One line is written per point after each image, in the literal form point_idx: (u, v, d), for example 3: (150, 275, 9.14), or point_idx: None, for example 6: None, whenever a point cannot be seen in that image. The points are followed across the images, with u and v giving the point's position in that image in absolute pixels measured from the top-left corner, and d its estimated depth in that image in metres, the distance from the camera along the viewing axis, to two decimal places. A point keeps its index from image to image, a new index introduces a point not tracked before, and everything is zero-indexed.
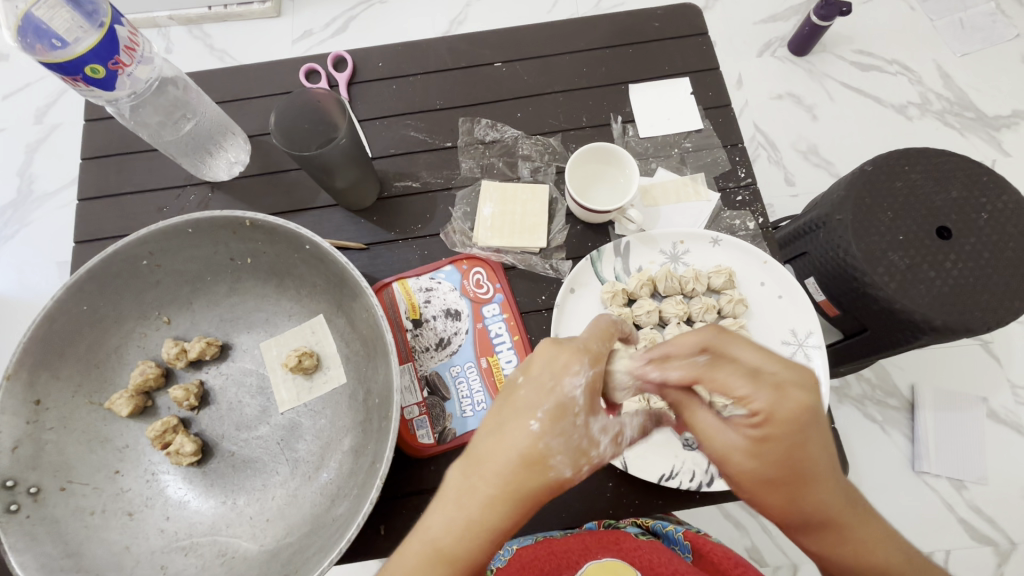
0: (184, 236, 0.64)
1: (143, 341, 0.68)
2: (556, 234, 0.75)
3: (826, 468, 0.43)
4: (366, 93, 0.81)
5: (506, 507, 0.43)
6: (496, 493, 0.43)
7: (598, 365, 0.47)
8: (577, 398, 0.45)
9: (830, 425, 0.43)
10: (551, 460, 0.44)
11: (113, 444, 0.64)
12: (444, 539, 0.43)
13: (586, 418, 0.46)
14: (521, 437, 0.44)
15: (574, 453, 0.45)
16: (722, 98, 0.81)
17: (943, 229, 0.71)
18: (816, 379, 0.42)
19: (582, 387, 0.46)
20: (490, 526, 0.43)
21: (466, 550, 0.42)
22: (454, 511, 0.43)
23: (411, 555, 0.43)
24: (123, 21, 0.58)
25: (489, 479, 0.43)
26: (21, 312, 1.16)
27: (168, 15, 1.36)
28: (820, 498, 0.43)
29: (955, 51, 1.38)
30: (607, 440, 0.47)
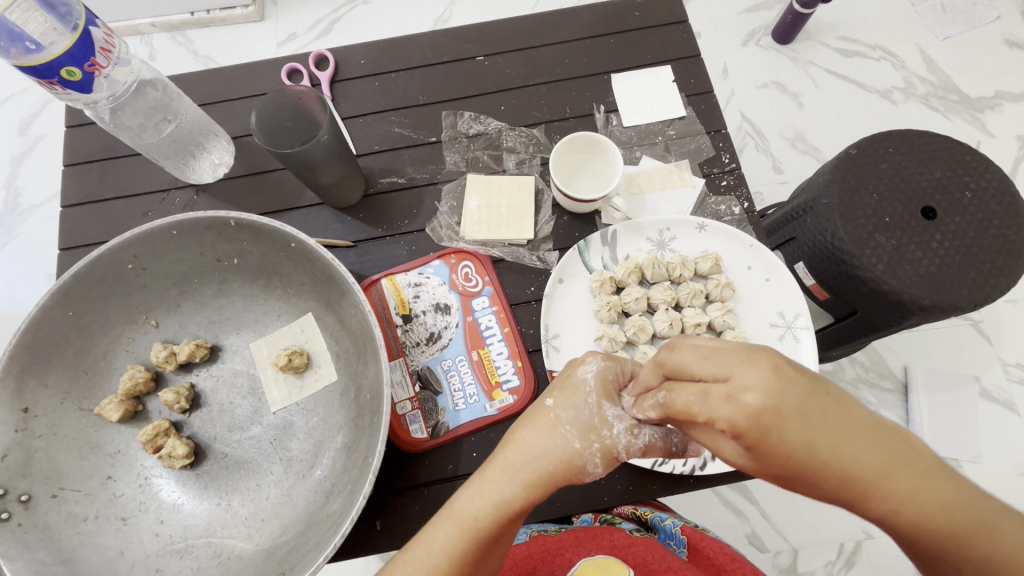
0: (169, 238, 0.64)
1: (131, 346, 0.68)
2: (543, 225, 0.75)
3: (831, 446, 0.39)
4: (348, 91, 0.81)
5: (517, 477, 0.48)
6: (510, 462, 0.49)
7: (611, 361, 0.53)
8: (586, 380, 0.51)
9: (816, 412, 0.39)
10: (559, 434, 0.49)
11: (104, 450, 0.64)
12: (464, 502, 0.49)
13: (598, 397, 0.50)
14: (538, 416, 0.51)
15: (582, 426, 0.49)
16: (703, 85, 0.81)
17: (929, 209, 0.71)
18: (773, 373, 0.38)
19: (594, 372, 0.51)
20: (497, 489, 0.48)
21: (475, 509, 0.48)
22: (476, 479, 0.50)
23: (438, 517, 0.50)
24: (97, 23, 0.58)
25: (507, 451, 0.50)
26: (13, 326, 1.16)
27: (151, 22, 1.35)
28: (844, 474, 0.39)
29: (937, 34, 1.39)
30: (623, 427, 0.49)
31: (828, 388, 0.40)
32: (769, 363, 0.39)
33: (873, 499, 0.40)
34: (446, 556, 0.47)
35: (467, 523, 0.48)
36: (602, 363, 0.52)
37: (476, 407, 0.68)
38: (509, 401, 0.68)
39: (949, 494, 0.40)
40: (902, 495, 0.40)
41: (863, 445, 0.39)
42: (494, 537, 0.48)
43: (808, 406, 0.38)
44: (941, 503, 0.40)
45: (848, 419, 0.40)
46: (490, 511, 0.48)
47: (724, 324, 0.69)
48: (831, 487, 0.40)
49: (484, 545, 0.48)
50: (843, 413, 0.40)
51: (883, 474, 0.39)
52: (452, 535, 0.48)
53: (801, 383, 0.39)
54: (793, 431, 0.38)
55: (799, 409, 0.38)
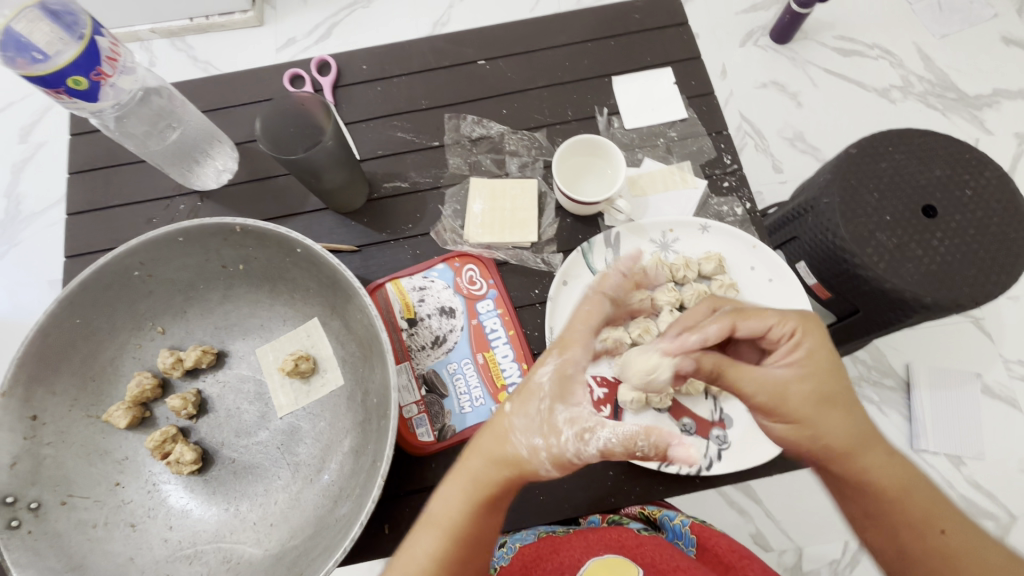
0: (175, 245, 0.64)
1: (138, 353, 0.68)
2: (546, 228, 0.76)
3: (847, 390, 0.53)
4: (351, 96, 0.82)
5: (481, 480, 0.50)
6: (475, 467, 0.50)
7: (569, 357, 0.53)
8: (540, 383, 0.52)
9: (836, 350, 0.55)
10: (513, 442, 0.50)
11: (113, 456, 0.64)
12: (439, 505, 0.50)
13: (551, 402, 0.51)
14: (496, 422, 0.52)
15: (534, 436, 0.50)
16: (704, 87, 0.81)
17: (929, 208, 0.72)
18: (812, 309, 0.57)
19: (550, 375, 0.52)
20: (459, 495, 0.50)
21: (447, 512, 0.50)
22: (448, 481, 0.51)
23: (418, 525, 0.51)
24: (104, 33, 0.58)
25: (471, 457, 0.51)
26: (16, 333, 1.16)
27: (151, 28, 1.35)
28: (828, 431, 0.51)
29: (935, 33, 1.39)
30: (573, 432, 0.49)
31: None
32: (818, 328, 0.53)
33: (847, 460, 0.51)
34: (430, 559, 0.48)
35: (443, 523, 0.49)
36: (559, 360, 0.53)
37: (482, 409, 0.68)
38: None
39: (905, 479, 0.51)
40: (864, 464, 0.51)
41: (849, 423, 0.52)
42: (472, 535, 0.49)
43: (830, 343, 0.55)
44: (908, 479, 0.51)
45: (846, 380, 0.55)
46: (462, 512, 0.49)
47: None
48: (828, 437, 0.51)
49: (462, 548, 0.48)
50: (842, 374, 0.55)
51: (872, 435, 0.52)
52: (432, 538, 0.49)
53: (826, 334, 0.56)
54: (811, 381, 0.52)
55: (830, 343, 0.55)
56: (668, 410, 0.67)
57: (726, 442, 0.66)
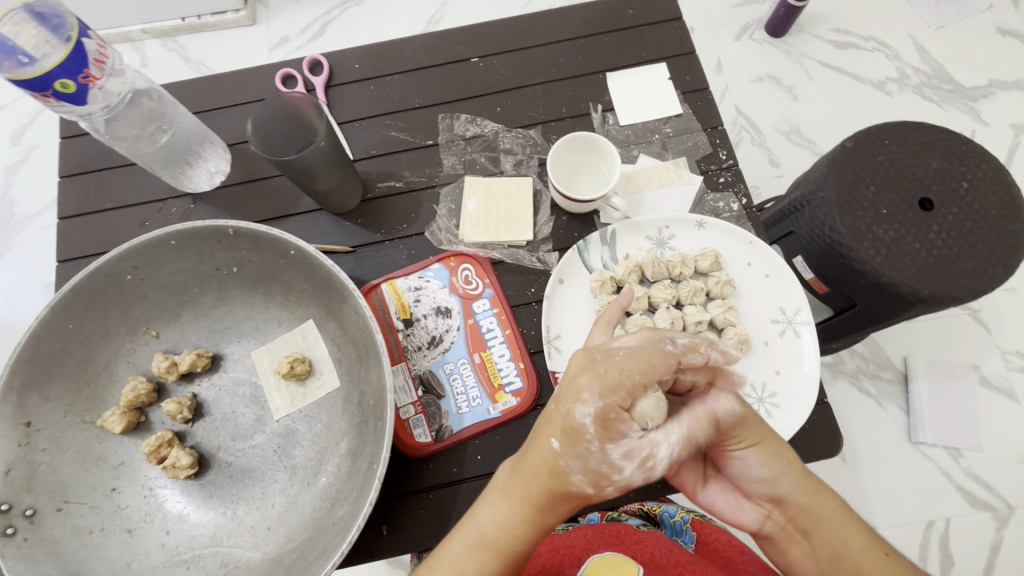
0: (168, 248, 0.64)
1: (132, 357, 0.67)
2: (542, 226, 0.75)
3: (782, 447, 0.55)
4: (343, 96, 0.81)
5: (542, 508, 0.51)
6: (534, 495, 0.51)
7: (612, 393, 0.48)
8: (587, 426, 0.48)
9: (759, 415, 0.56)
10: (575, 477, 0.49)
11: (108, 462, 0.64)
12: (489, 523, 0.52)
13: (601, 445, 0.48)
14: (545, 456, 0.50)
15: (592, 475, 0.49)
16: (699, 82, 0.81)
17: (925, 201, 0.71)
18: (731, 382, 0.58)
19: (590, 413, 0.48)
20: (515, 525, 0.51)
21: (504, 536, 0.51)
22: (502, 500, 0.52)
23: (461, 536, 0.52)
24: (90, 35, 0.57)
25: (523, 483, 0.51)
26: (12, 338, 1.15)
27: (142, 28, 1.34)
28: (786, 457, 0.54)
29: (930, 24, 1.39)
30: (634, 466, 0.49)
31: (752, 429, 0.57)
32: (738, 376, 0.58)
33: (808, 487, 0.53)
34: None
35: (498, 546, 0.51)
36: (601, 403, 0.48)
37: (480, 410, 0.68)
38: (513, 403, 0.68)
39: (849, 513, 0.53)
40: (819, 493, 0.53)
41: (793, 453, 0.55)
42: (520, 555, 0.51)
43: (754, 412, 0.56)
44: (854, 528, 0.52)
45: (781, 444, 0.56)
46: (520, 538, 0.51)
47: (725, 322, 0.69)
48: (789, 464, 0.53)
49: (510, 566, 0.51)
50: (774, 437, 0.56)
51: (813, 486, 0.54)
52: (485, 559, 0.50)
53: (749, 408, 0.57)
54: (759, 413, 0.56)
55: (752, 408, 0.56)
56: None
57: None
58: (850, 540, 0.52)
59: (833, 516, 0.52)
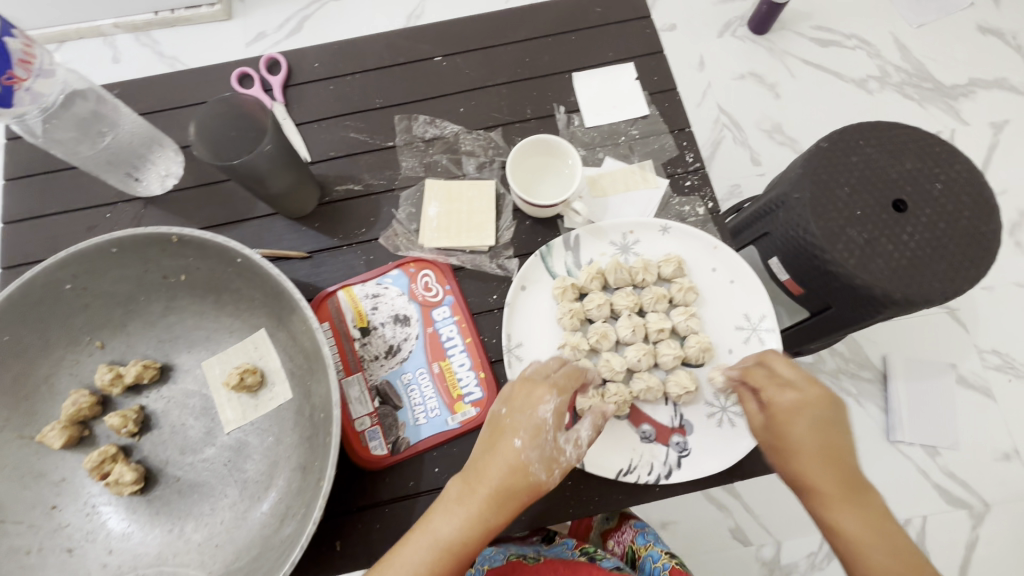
0: (108, 256, 0.61)
1: (75, 369, 0.65)
2: (504, 231, 0.73)
3: (821, 449, 0.52)
4: (302, 96, 0.79)
5: (503, 506, 0.51)
6: (492, 496, 0.51)
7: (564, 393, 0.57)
8: (547, 419, 0.54)
9: (823, 419, 0.53)
10: (535, 466, 0.52)
11: (48, 478, 0.61)
12: (444, 529, 0.50)
13: (559, 433, 0.54)
14: (506, 453, 0.53)
15: (546, 459, 0.53)
16: (667, 82, 0.79)
17: (899, 202, 0.70)
18: (823, 394, 0.54)
19: (551, 410, 0.54)
20: (486, 521, 0.51)
21: (457, 534, 0.50)
22: (456, 506, 0.51)
23: (411, 537, 0.51)
24: (15, 33, 0.54)
25: (486, 480, 0.52)
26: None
27: (114, 23, 1.30)
28: (811, 480, 0.52)
29: (911, 22, 1.38)
30: (573, 448, 0.55)
31: (828, 429, 0.53)
32: (818, 393, 0.54)
33: (848, 494, 0.51)
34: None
35: (451, 546, 0.50)
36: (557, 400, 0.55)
37: (437, 421, 0.66)
38: (472, 414, 0.66)
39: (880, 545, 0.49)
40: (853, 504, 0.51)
41: (837, 461, 0.52)
42: (469, 553, 0.51)
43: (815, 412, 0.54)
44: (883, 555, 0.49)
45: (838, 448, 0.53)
46: (476, 536, 0.51)
47: (687, 329, 0.68)
48: (815, 469, 0.52)
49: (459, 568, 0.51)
50: (827, 441, 0.52)
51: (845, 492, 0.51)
52: (435, 560, 0.50)
53: (813, 411, 0.53)
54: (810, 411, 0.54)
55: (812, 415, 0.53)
56: (627, 417, 0.65)
57: (686, 449, 0.64)
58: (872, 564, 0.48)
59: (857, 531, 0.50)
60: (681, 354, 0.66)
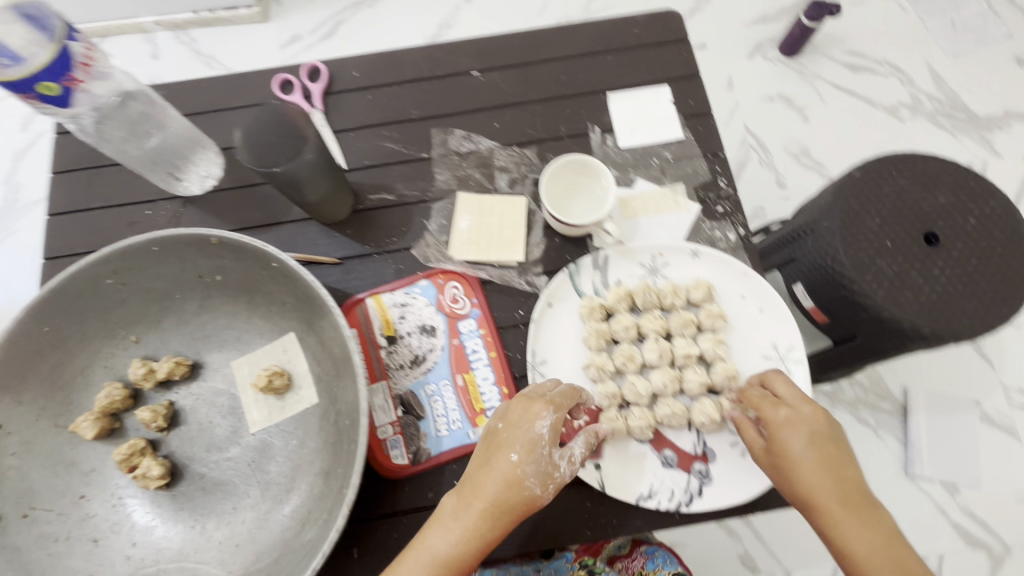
0: (150, 255, 0.63)
1: (110, 362, 0.66)
2: (534, 247, 0.73)
3: (816, 465, 0.55)
4: (340, 104, 0.80)
5: (498, 520, 0.53)
6: (488, 511, 0.53)
7: (561, 409, 0.57)
8: (543, 436, 0.55)
9: (812, 433, 0.57)
10: (529, 481, 0.54)
11: (79, 468, 0.63)
12: (440, 544, 0.52)
13: (554, 450, 0.56)
14: (502, 468, 0.54)
15: (541, 474, 0.55)
16: (702, 106, 0.79)
17: (931, 236, 0.69)
18: (813, 410, 0.58)
19: (548, 426, 0.56)
20: (481, 534, 0.53)
21: (455, 548, 0.52)
22: (452, 521, 0.53)
23: (409, 552, 0.53)
24: (78, 37, 0.56)
25: (482, 496, 0.54)
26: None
27: (155, 20, 1.34)
28: (816, 496, 0.55)
29: (946, 51, 1.37)
30: (566, 464, 0.57)
31: (821, 441, 0.57)
32: (814, 410, 0.58)
33: (845, 504, 0.54)
34: None
35: (448, 559, 0.52)
36: (555, 417, 0.56)
37: (459, 433, 0.66)
38: None
39: (886, 553, 0.52)
40: (852, 513, 0.54)
41: (837, 477, 0.55)
42: (465, 567, 0.53)
43: (805, 429, 0.57)
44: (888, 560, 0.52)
45: (830, 461, 0.56)
46: (473, 549, 0.53)
47: (714, 356, 0.67)
48: (811, 484, 0.55)
49: None
50: (818, 457, 0.56)
51: (842, 502, 0.54)
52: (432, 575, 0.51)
53: (803, 428, 0.57)
54: (806, 429, 0.57)
55: (802, 432, 0.57)
56: (648, 441, 0.65)
57: (708, 477, 0.63)
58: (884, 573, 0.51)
59: (860, 541, 0.53)
60: (707, 381, 0.66)
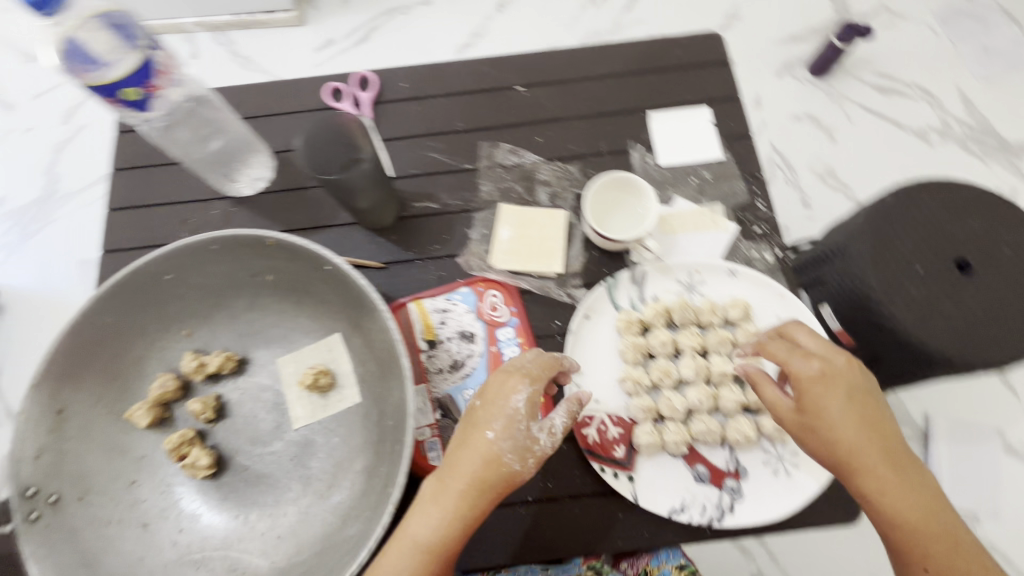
0: (208, 252, 0.66)
1: (163, 354, 0.69)
2: (573, 260, 0.75)
3: (851, 421, 0.54)
4: (388, 114, 0.83)
5: (478, 498, 0.54)
6: (467, 490, 0.54)
7: (537, 382, 0.58)
8: (519, 409, 0.56)
9: (844, 386, 0.55)
10: (506, 456, 0.55)
11: (131, 454, 0.65)
12: (421, 529, 0.53)
13: (530, 422, 0.56)
14: (478, 446, 0.55)
15: (518, 448, 0.55)
16: (741, 128, 0.81)
17: (961, 263, 0.70)
18: (843, 362, 0.56)
19: (523, 399, 0.56)
20: (462, 514, 0.54)
21: (438, 531, 0.53)
22: (430, 505, 0.54)
23: (393, 540, 0.54)
24: (161, 48, 0.60)
25: (459, 477, 0.54)
26: (33, 319, 1.12)
27: (196, 21, 1.39)
28: (854, 451, 0.54)
29: (977, 77, 1.37)
30: (547, 436, 0.57)
31: (854, 394, 0.55)
32: (844, 363, 0.56)
33: (880, 458, 0.54)
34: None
35: (430, 542, 0.53)
36: (530, 390, 0.57)
37: None
38: None
39: (921, 504, 0.53)
40: (890, 468, 0.54)
41: (872, 429, 0.55)
42: (449, 549, 0.54)
43: (836, 382, 0.55)
44: (922, 512, 0.52)
45: (865, 415, 0.55)
46: (455, 530, 0.54)
47: None
48: (845, 440, 0.54)
49: (441, 563, 0.53)
50: (853, 411, 0.55)
51: (878, 459, 0.54)
52: (416, 559, 0.52)
53: (837, 382, 0.55)
54: (840, 383, 0.55)
55: (834, 386, 0.55)
56: (682, 455, 0.66)
57: (740, 494, 0.64)
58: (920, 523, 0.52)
59: (895, 495, 0.53)
60: (743, 400, 0.67)
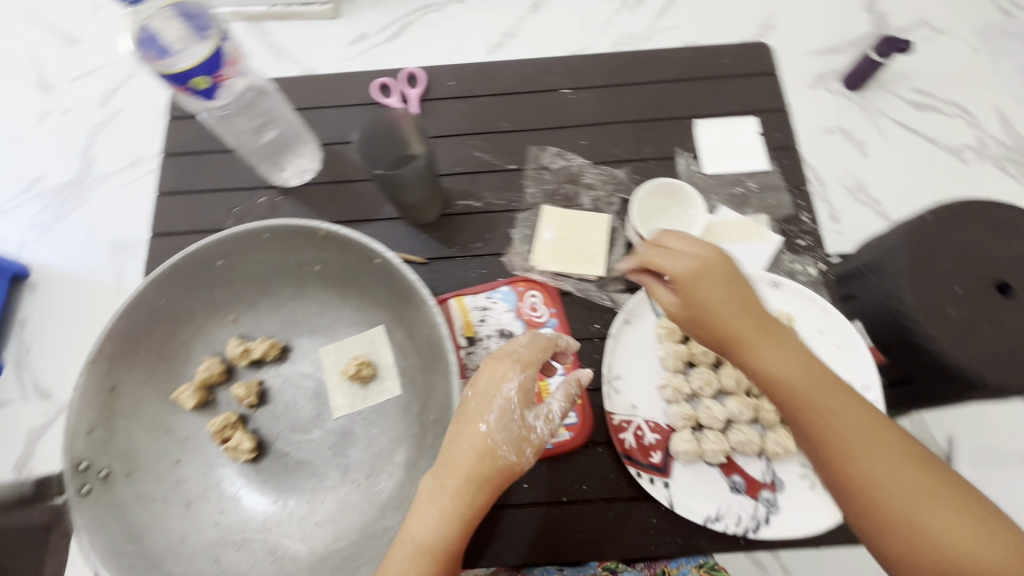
0: (259, 240, 0.67)
1: (210, 337, 0.70)
2: (616, 264, 0.76)
3: (743, 315, 0.51)
4: (435, 111, 0.84)
5: (475, 492, 0.52)
6: (464, 486, 0.52)
7: (529, 369, 0.56)
8: (512, 398, 0.54)
9: (730, 279, 0.52)
10: (502, 448, 0.53)
11: (176, 434, 0.67)
12: (420, 530, 0.51)
13: (524, 410, 0.55)
14: (471, 440, 0.53)
15: (514, 439, 0.53)
16: (788, 139, 0.80)
17: (1003, 285, 0.69)
18: (709, 253, 0.53)
19: (516, 387, 0.55)
20: (461, 510, 0.52)
21: (440, 532, 0.51)
22: (429, 506, 0.52)
23: (395, 546, 0.52)
24: (230, 39, 0.61)
25: (454, 474, 0.53)
26: (63, 296, 1.12)
27: (234, 11, 1.42)
28: (746, 341, 0.51)
29: (1017, 96, 1.35)
30: (543, 423, 0.56)
31: (740, 288, 0.52)
32: (716, 256, 0.53)
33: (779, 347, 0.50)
34: None
35: (432, 543, 0.51)
36: (521, 377, 0.55)
37: None
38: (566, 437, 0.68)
39: (840, 394, 0.49)
40: (793, 359, 0.50)
41: (758, 320, 0.51)
42: (454, 550, 0.51)
43: (715, 277, 0.52)
44: (842, 406, 0.48)
45: (752, 307, 0.51)
46: (456, 528, 0.52)
47: None
48: (746, 336, 0.51)
49: (447, 565, 0.51)
50: (739, 305, 0.51)
51: (789, 356, 0.50)
52: (420, 564, 0.50)
53: (718, 276, 0.52)
54: (712, 275, 0.52)
55: (715, 279, 0.52)
56: (718, 465, 0.65)
57: (775, 506, 0.64)
58: (848, 418, 0.48)
59: (808, 387, 0.49)
60: None
